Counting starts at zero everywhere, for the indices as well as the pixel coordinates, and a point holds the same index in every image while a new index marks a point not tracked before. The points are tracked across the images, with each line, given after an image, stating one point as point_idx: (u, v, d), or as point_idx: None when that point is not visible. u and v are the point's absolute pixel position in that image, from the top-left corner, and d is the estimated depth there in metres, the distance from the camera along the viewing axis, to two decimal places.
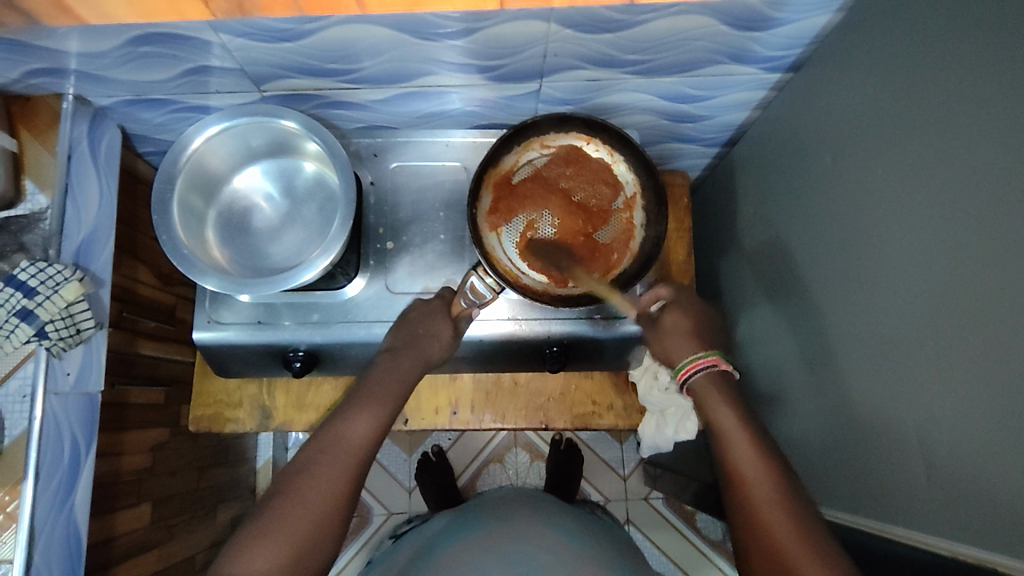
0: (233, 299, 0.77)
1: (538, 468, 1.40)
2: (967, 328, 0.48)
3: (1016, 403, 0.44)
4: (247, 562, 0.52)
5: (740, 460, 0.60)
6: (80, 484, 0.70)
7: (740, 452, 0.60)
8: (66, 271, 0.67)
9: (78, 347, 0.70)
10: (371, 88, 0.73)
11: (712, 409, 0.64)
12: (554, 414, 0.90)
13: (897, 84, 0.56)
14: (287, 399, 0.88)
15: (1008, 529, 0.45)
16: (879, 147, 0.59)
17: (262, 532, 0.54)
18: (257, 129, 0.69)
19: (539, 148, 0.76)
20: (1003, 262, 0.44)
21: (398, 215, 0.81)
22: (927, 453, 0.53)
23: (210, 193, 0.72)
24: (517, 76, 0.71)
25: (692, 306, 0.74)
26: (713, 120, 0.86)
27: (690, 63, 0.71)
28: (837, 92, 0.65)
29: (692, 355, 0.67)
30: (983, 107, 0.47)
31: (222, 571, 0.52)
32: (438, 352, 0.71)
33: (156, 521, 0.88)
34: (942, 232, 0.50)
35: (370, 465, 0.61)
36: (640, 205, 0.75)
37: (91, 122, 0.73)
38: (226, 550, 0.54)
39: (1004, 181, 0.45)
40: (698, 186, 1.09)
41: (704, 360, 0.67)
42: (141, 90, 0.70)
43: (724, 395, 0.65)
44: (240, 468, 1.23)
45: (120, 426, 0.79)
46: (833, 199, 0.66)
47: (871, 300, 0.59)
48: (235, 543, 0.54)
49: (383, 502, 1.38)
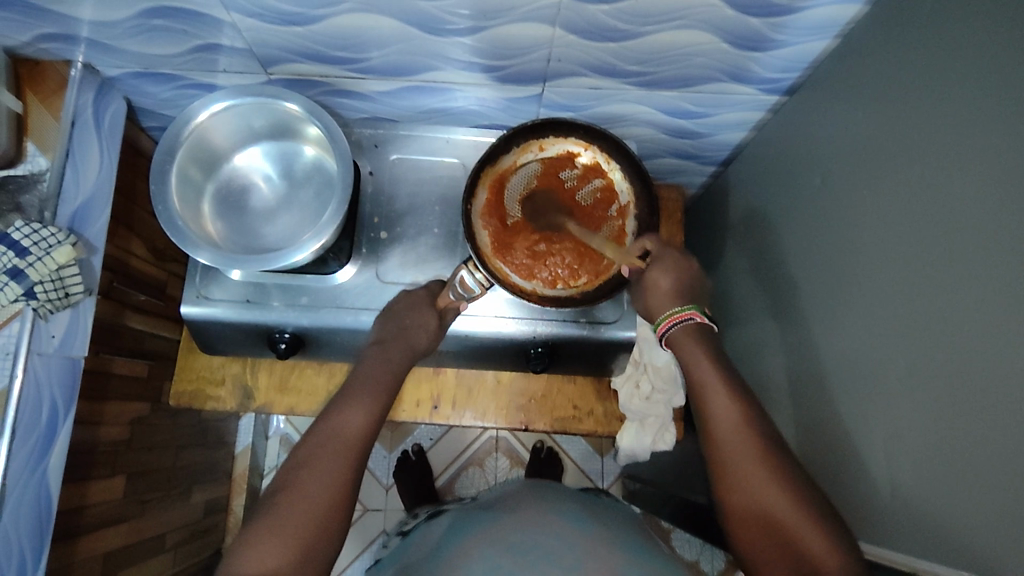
0: (223, 276, 0.78)
1: (517, 474, 1.40)
2: (938, 349, 0.49)
3: (978, 425, 0.45)
4: (255, 560, 0.53)
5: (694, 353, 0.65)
6: (55, 448, 0.70)
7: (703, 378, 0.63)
8: (59, 234, 0.68)
9: (65, 311, 0.71)
10: (377, 79, 0.74)
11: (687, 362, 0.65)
12: (534, 416, 0.90)
13: (887, 111, 0.57)
14: (269, 381, 0.88)
15: (962, 544, 0.46)
16: (867, 171, 0.60)
17: (266, 529, 0.54)
18: (260, 110, 0.70)
19: (537, 151, 0.77)
20: (973, 286, 0.46)
21: (394, 206, 0.82)
22: (893, 473, 0.54)
23: (209, 169, 0.73)
24: (521, 78, 0.73)
25: (682, 262, 0.70)
26: (712, 138, 0.87)
27: (690, 79, 0.72)
28: (829, 116, 0.67)
29: (668, 311, 0.68)
30: (965, 136, 0.48)
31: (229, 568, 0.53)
32: (426, 342, 0.71)
33: (129, 495, 0.88)
34: (920, 256, 0.52)
35: (367, 457, 0.62)
36: (632, 214, 0.76)
37: (98, 91, 0.74)
38: (230, 548, 0.54)
39: (978, 208, 0.46)
40: (693, 203, 1.11)
41: (685, 313, 0.67)
42: (149, 64, 0.71)
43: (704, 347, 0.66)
44: (218, 452, 1.22)
45: (100, 396, 0.80)
46: (820, 219, 0.67)
47: (852, 319, 0.60)
48: (241, 539, 0.54)
49: (360, 498, 1.37)
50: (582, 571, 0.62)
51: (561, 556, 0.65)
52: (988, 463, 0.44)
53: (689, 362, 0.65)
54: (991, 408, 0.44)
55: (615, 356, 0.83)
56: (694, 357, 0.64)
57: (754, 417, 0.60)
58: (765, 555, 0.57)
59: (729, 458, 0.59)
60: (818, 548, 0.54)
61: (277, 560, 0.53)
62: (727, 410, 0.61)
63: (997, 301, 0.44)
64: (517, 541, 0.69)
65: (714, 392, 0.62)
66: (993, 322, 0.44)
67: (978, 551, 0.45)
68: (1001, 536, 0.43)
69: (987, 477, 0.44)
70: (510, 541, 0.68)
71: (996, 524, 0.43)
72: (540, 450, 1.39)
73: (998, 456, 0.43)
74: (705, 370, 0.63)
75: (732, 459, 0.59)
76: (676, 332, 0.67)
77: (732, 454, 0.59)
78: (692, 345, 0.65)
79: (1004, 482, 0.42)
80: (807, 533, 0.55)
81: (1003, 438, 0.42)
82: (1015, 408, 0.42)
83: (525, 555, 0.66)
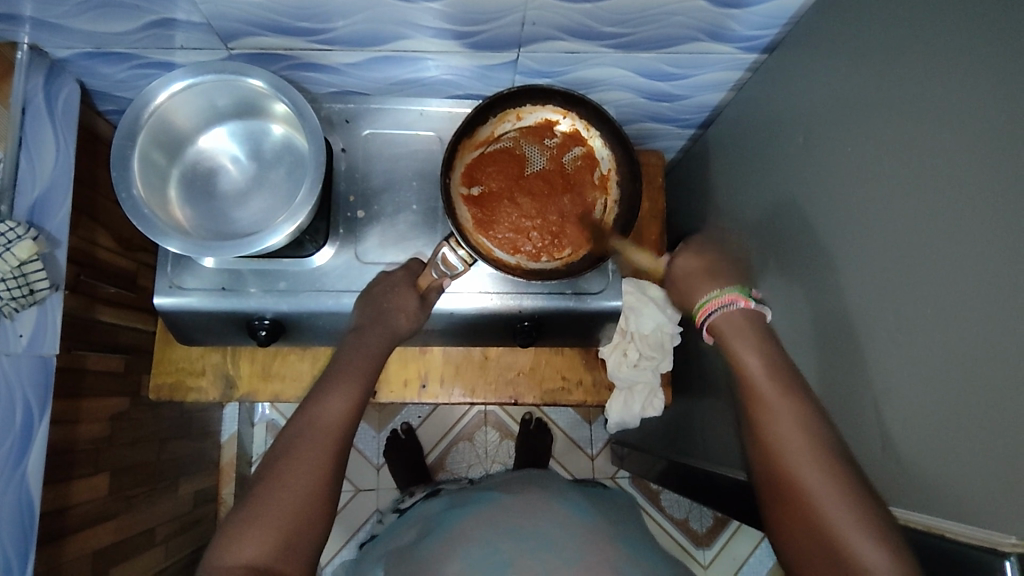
0: (196, 265, 0.75)
1: (507, 447, 1.41)
2: (920, 304, 0.48)
3: (958, 376, 0.44)
4: (237, 551, 0.52)
5: (732, 331, 0.64)
6: (33, 451, 0.67)
7: (745, 347, 0.62)
8: (19, 229, 0.65)
9: (31, 309, 0.68)
10: (344, 50, 0.71)
11: (737, 348, 0.63)
12: (524, 389, 0.90)
13: (864, 66, 0.56)
14: (252, 369, 0.86)
15: (944, 494, 0.47)
16: (845, 128, 0.59)
17: (249, 521, 0.54)
18: (222, 88, 0.67)
19: (514, 120, 0.75)
20: (947, 238, 0.46)
21: (370, 183, 0.80)
22: (882, 426, 0.53)
23: (175, 152, 0.70)
24: (495, 44, 0.70)
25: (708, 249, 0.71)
26: (691, 100, 0.86)
27: (668, 39, 0.70)
28: (808, 73, 0.66)
29: (709, 297, 0.65)
30: (941, 86, 0.47)
31: (212, 560, 0.52)
32: (406, 324, 0.70)
33: (114, 492, 0.86)
34: (898, 209, 0.51)
35: (351, 440, 0.61)
36: (614, 182, 0.76)
37: (48, 75, 0.70)
38: (214, 540, 0.54)
39: (955, 159, 0.45)
40: (672, 167, 1.10)
41: (726, 297, 0.65)
42: (101, 43, 0.67)
43: (747, 333, 0.63)
44: (204, 441, 1.20)
45: (76, 393, 0.77)
46: (802, 178, 0.67)
47: (833, 276, 0.60)
48: (224, 532, 0.54)
49: (351, 479, 1.37)
50: (582, 562, 0.61)
51: (560, 546, 0.63)
52: (969, 412, 0.44)
53: (738, 353, 0.62)
54: (969, 356, 0.43)
55: (603, 326, 0.83)
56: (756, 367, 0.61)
57: (823, 427, 0.56)
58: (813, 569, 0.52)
59: (794, 471, 0.55)
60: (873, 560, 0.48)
61: (260, 548, 0.53)
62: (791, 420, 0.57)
63: (975, 250, 0.43)
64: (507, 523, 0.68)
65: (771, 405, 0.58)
66: (973, 272, 0.43)
67: (962, 500, 0.45)
68: (982, 488, 0.43)
69: (970, 426, 0.43)
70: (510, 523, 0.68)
71: (980, 475, 0.43)
72: (528, 422, 1.40)
73: (980, 403, 0.43)
74: (768, 384, 0.60)
75: (789, 465, 0.55)
76: (719, 317, 0.65)
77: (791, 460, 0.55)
78: (746, 335, 0.63)
79: (988, 431, 0.42)
80: (870, 553, 0.48)
81: (981, 389, 0.43)
82: (994, 356, 0.41)
83: (525, 532, 0.66)
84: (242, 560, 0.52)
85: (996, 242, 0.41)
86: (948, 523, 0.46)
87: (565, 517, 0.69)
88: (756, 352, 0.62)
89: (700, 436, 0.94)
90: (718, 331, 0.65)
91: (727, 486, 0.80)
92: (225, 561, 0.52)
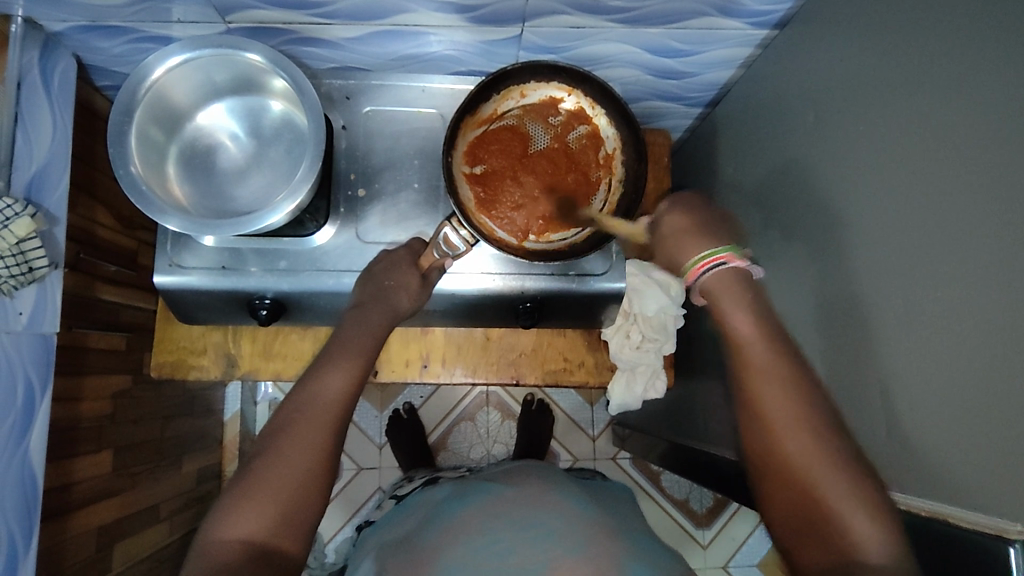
0: (196, 244, 0.75)
1: (508, 427, 1.41)
2: (932, 290, 0.47)
3: (969, 361, 0.44)
4: (234, 525, 0.52)
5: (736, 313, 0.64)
6: (35, 427, 0.68)
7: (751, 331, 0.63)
8: (17, 206, 0.65)
9: (31, 287, 0.68)
10: (344, 24, 0.69)
11: (727, 312, 0.64)
12: (525, 369, 0.89)
13: (880, 43, 0.54)
14: (253, 348, 0.86)
15: (951, 483, 0.46)
16: (859, 108, 0.57)
17: (245, 496, 0.54)
18: (220, 61, 0.65)
19: (517, 97, 0.73)
20: (960, 220, 0.44)
21: (371, 161, 0.79)
22: (891, 411, 0.52)
23: (172, 129, 0.69)
24: (498, 19, 0.68)
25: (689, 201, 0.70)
26: (698, 78, 0.84)
27: (677, 14, 0.68)
28: (819, 49, 0.64)
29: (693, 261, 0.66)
30: (959, 66, 0.45)
31: (209, 534, 0.53)
32: (408, 303, 0.69)
33: (119, 468, 0.86)
34: (912, 190, 0.50)
35: (349, 418, 0.61)
36: (619, 161, 0.74)
37: (44, 48, 0.69)
38: (210, 513, 0.54)
39: (972, 142, 0.44)
40: (678, 147, 1.08)
41: (715, 257, 0.66)
42: (96, 16, 0.65)
43: (739, 295, 0.65)
44: (207, 420, 1.21)
45: (78, 371, 0.77)
46: (812, 157, 0.65)
47: (843, 260, 0.59)
48: (221, 506, 0.54)
49: (353, 458, 1.38)
50: (581, 551, 0.61)
51: (559, 535, 0.63)
52: (980, 398, 0.43)
53: (731, 320, 0.64)
54: (984, 343, 0.42)
55: (606, 307, 0.83)
56: (746, 330, 0.63)
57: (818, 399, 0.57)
58: (801, 539, 0.55)
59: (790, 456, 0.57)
60: (864, 532, 0.51)
61: (257, 524, 0.53)
62: (781, 389, 0.59)
63: (993, 233, 0.42)
64: (509, 510, 0.68)
65: (761, 377, 0.61)
66: (989, 257, 0.42)
67: (969, 487, 0.44)
68: (988, 474, 0.42)
69: (982, 412, 0.43)
70: (513, 512, 0.68)
71: (989, 463, 0.42)
72: (530, 403, 1.40)
73: (991, 391, 0.42)
74: (755, 342, 0.62)
75: (788, 447, 0.57)
76: (710, 276, 0.66)
77: (783, 430, 0.58)
78: (734, 295, 0.65)
79: (998, 419, 0.41)
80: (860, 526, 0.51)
81: (989, 374, 0.42)
82: (1007, 345, 0.40)
83: (523, 522, 0.66)
84: (237, 535, 0.52)
85: (1013, 225, 0.40)
86: (955, 510, 0.46)
87: (568, 506, 0.69)
88: (752, 323, 0.63)
89: (703, 419, 0.94)
90: (706, 293, 0.66)
91: (728, 469, 0.80)
92: (222, 535, 0.52)
